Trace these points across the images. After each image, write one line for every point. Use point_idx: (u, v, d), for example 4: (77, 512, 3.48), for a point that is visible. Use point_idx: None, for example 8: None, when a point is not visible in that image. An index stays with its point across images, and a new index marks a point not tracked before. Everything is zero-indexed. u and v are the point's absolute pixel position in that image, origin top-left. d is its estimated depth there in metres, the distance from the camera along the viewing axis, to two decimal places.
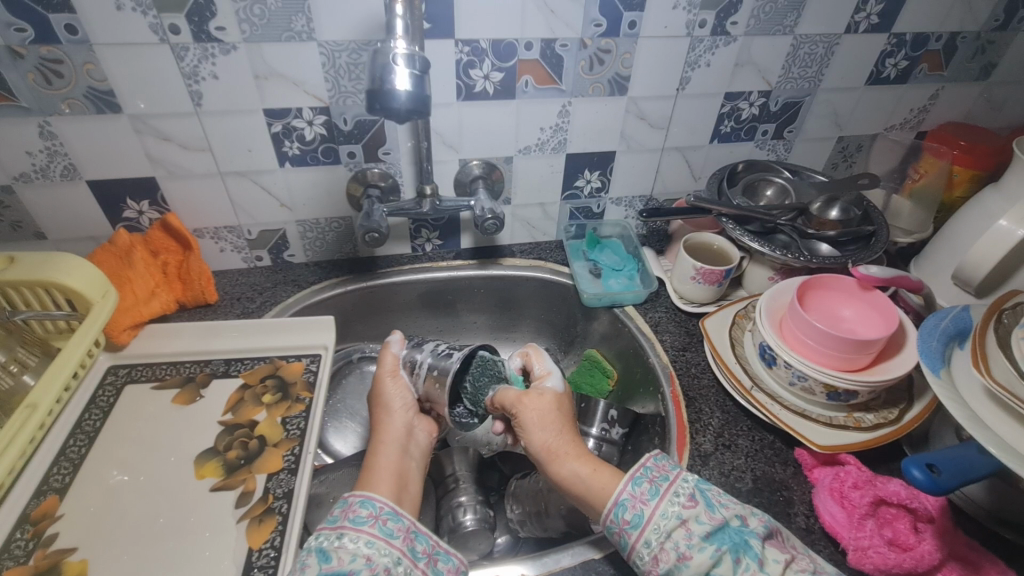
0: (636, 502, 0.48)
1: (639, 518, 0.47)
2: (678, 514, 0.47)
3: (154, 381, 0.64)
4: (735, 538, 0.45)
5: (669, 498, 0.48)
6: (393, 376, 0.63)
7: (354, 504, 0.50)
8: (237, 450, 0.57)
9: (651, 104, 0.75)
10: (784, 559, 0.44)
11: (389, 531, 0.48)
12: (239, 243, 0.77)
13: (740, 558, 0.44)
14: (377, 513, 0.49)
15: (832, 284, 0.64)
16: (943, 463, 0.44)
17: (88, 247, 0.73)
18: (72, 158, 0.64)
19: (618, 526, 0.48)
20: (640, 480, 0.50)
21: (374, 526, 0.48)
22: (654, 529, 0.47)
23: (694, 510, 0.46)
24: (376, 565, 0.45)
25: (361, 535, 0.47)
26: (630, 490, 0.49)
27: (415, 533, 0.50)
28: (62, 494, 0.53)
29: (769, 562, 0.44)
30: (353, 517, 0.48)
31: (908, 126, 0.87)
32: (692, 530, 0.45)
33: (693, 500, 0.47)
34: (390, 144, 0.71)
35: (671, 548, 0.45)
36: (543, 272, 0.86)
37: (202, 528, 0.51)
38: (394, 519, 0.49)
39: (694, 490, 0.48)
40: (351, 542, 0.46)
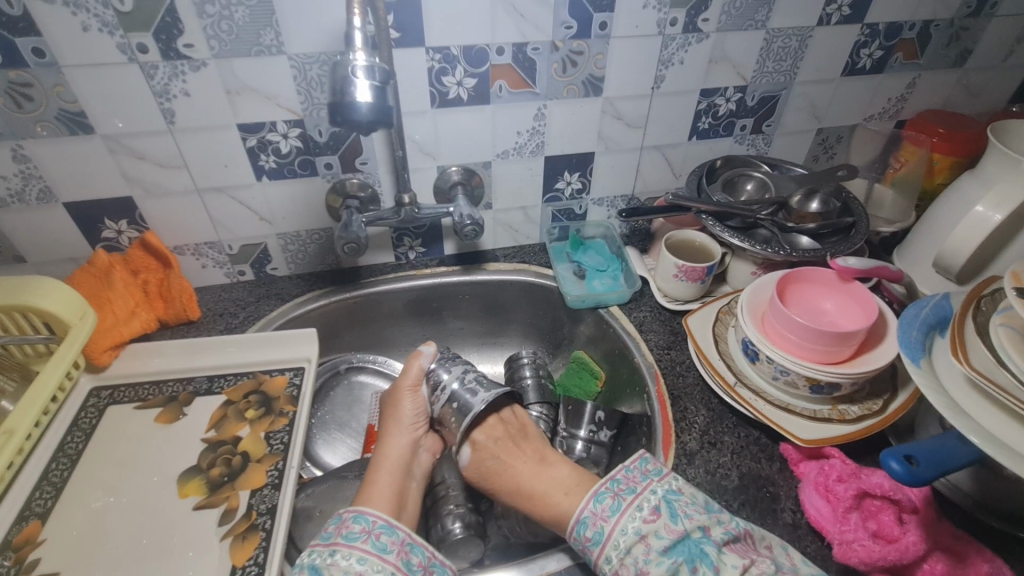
0: (597, 520, 0.51)
1: (600, 535, 0.50)
2: (637, 530, 0.48)
3: (136, 401, 0.64)
4: (692, 549, 0.46)
5: (629, 513, 0.50)
6: (413, 390, 0.63)
7: (348, 521, 0.50)
8: (220, 467, 0.57)
9: (627, 103, 0.75)
10: (744, 564, 0.45)
11: (382, 546, 0.48)
12: (220, 259, 0.77)
13: (696, 568, 0.46)
14: (370, 527, 0.49)
15: (812, 277, 0.64)
16: (921, 454, 0.44)
17: (68, 268, 0.73)
18: (47, 181, 0.64)
19: (580, 543, 0.51)
20: (601, 498, 0.52)
21: (367, 542, 0.48)
22: (615, 545, 0.49)
23: (654, 526, 0.48)
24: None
25: (353, 551, 0.47)
26: (592, 508, 0.51)
27: (411, 546, 0.50)
28: (43, 519, 0.52)
29: (726, 568, 0.45)
30: (346, 534, 0.49)
31: (887, 115, 0.87)
32: (650, 545, 0.47)
33: (654, 514, 0.49)
34: (367, 154, 0.71)
35: (631, 563, 0.48)
36: (527, 275, 0.86)
37: (186, 547, 0.51)
38: (388, 533, 0.49)
39: (658, 502, 0.49)
40: (343, 559, 0.47)
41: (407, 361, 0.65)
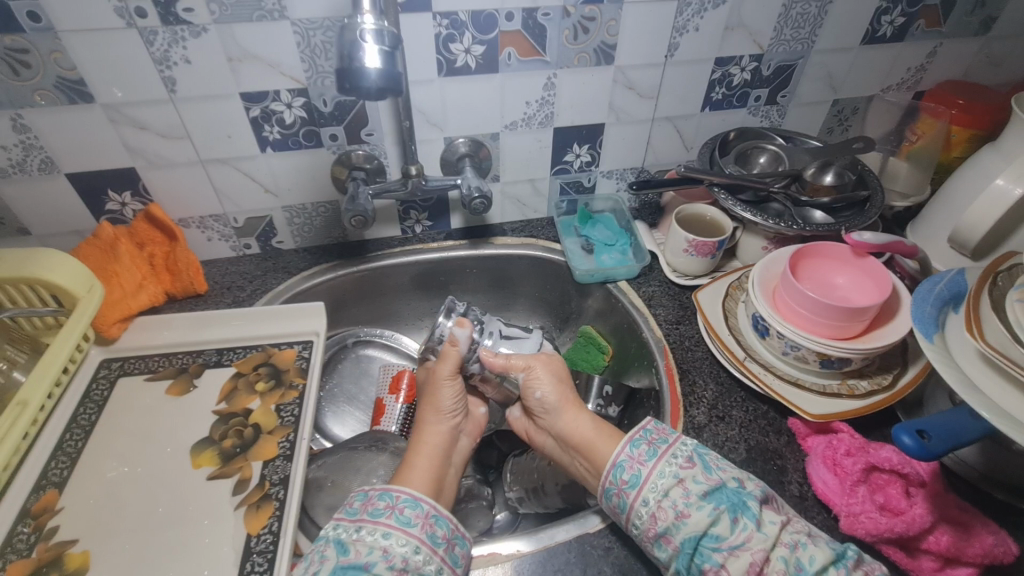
0: (633, 463, 0.50)
1: (638, 479, 0.49)
2: (675, 474, 0.48)
3: (147, 373, 0.64)
4: (733, 499, 0.46)
5: (667, 458, 0.49)
6: (452, 379, 0.59)
7: (374, 497, 0.50)
8: (232, 439, 0.58)
9: (640, 73, 0.73)
10: (781, 521, 0.45)
11: (407, 520, 0.48)
12: (226, 232, 0.76)
13: (738, 517, 0.45)
14: (394, 503, 0.49)
15: (825, 251, 0.63)
16: (934, 429, 0.44)
17: (73, 241, 0.72)
18: (48, 151, 0.63)
19: (616, 487, 0.50)
20: (637, 442, 0.51)
21: (391, 516, 0.48)
22: (652, 488, 0.48)
23: (691, 472, 0.48)
24: (393, 557, 0.45)
25: (378, 527, 0.47)
26: (628, 452, 0.51)
27: (436, 518, 0.49)
28: (60, 488, 0.53)
29: (766, 522, 0.45)
30: (373, 510, 0.48)
31: (905, 86, 0.85)
32: (689, 489, 0.47)
33: (691, 462, 0.49)
34: (372, 124, 0.70)
35: (669, 506, 0.47)
36: (536, 249, 0.85)
37: (201, 516, 0.52)
38: (412, 507, 0.49)
39: (691, 453, 0.50)
40: (368, 535, 0.46)
41: (443, 346, 0.59)
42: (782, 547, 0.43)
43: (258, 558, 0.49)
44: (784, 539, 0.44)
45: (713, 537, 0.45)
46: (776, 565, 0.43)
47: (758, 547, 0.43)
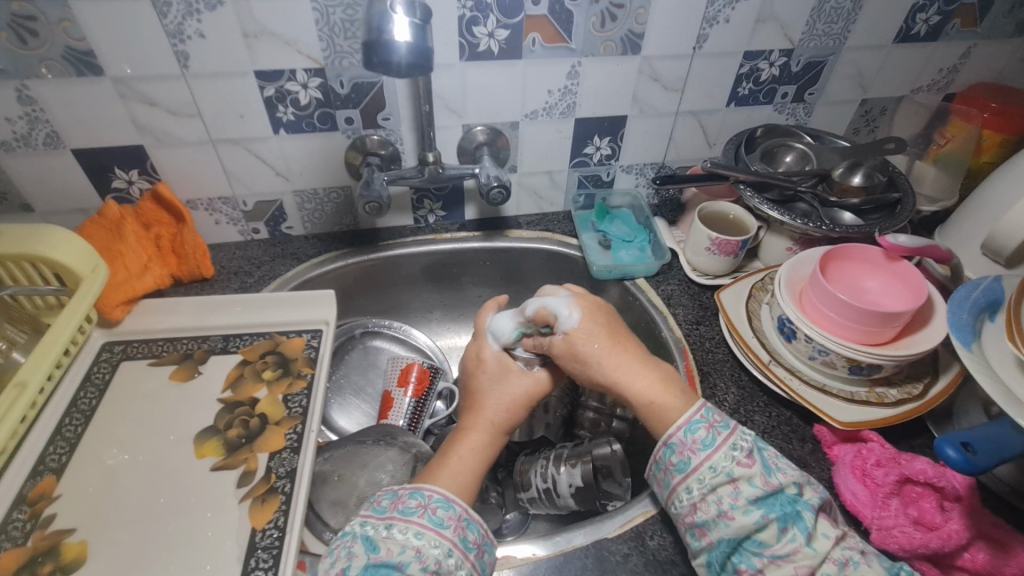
0: (685, 449, 0.48)
1: (686, 465, 0.47)
2: (728, 472, 0.46)
3: (150, 357, 0.62)
4: (787, 508, 0.44)
5: (723, 451, 0.47)
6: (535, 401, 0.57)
7: (404, 496, 0.47)
8: (237, 429, 0.56)
9: (666, 64, 0.71)
10: (835, 536, 0.44)
11: (439, 521, 0.46)
12: (235, 215, 0.74)
13: (788, 527, 0.43)
14: (426, 502, 0.47)
15: (856, 253, 0.61)
16: (978, 441, 0.41)
17: (77, 220, 0.70)
18: (54, 125, 0.61)
19: (664, 465, 0.49)
20: (695, 428, 0.48)
21: (423, 516, 0.46)
22: (699, 479, 0.46)
23: (748, 471, 0.45)
24: (426, 558, 0.43)
25: (410, 525, 0.45)
26: (681, 436, 0.48)
27: (467, 522, 0.47)
28: (58, 474, 0.51)
29: (818, 537, 0.43)
30: (403, 508, 0.46)
31: (936, 87, 0.83)
32: (740, 491, 0.45)
33: (751, 460, 0.46)
34: (390, 108, 0.68)
35: (713, 501, 0.45)
36: (551, 243, 0.83)
37: (204, 508, 0.49)
38: (444, 507, 0.47)
39: (751, 448, 0.47)
40: (400, 533, 0.45)
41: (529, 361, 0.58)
42: (831, 563, 0.42)
43: (262, 554, 0.47)
44: (835, 556, 0.43)
45: (756, 542, 0.44)
46: None
47: (803, 562, 0.42)
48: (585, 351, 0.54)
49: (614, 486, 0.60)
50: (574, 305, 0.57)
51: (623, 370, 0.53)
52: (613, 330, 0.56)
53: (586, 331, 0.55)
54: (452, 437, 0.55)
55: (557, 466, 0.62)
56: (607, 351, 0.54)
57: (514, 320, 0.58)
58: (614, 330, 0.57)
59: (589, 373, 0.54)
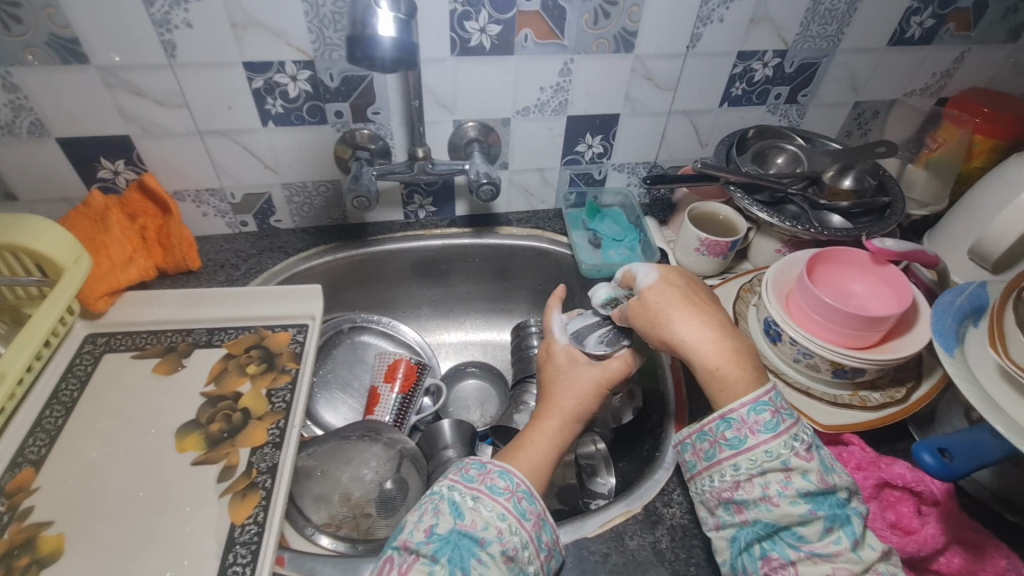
0: (743, 427, 0.47)
1: (740, 443, 0.46)
2: (784, 461, 0.45)
3: (133, 350, 0.61)
4: (837, 510, 0.43)
5: (784, 439, 0.45)
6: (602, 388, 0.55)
7: (493, 472, 0.48)
8: (220, 423, 0.55)
9: (659, 63, 0.70)
10: (880, 549, 0.43)
11: (522, 509, 0.46)
12: (222, 207, 0.74)
13: (834, 529, 0.43)
14: (514, 487, 0.47)
15: (843, 257, 0.61)
16: (956, 447, 0.42)
17: (62, 209, 0.69)
18: (39, 113, 0.60)
19: (714, 436, 0.48)
20: (760, 408, 0.46)
21: (510, 500, 0.46)
22: (751, 459, 0.46)
23: (805, 464, 0.45)
24: (506, 541, 0.43)
25: (497, 505, 0.45)
26: (743, 413, 0.47)
27: (543, 521, 0.47)
28: (38, 466, 0.51)
29: (864, 545, 0.43)
30: (491, 485, 0.47)
31: (929, 91, 0.83)
32: (792, 482, 0.44)
33: (810, 455, 0.45)
34: (380, 102, 0.67)
35: (760, 485, 0.45)
36: (541, 241, 0.82)
37: (183, 502, 0.49)
38: (529, 499, 0.46)
39: (812, 443, 0.46)
40: (486, 509, 0.45)
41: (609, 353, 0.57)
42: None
43: (240, 549, 0.47)
44: (878, 568, 0.42)
45: (795, 534, 0.44)
46: None
47: (843, 565, 0.42)
48: (658, 310, 0.52)
49: (599, 483, 0.64)
50: (654, 266, 0.56)
51: (692, 331, 0.51)
52: (691, 293, 0.54)
53: (661, 294, 0.53)
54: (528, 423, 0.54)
55: None
56: (677, 313, 0.52)
57: (610, 286, 0.59)
58: (691, 292, 0.54)
59: (655, 330, 0.52)
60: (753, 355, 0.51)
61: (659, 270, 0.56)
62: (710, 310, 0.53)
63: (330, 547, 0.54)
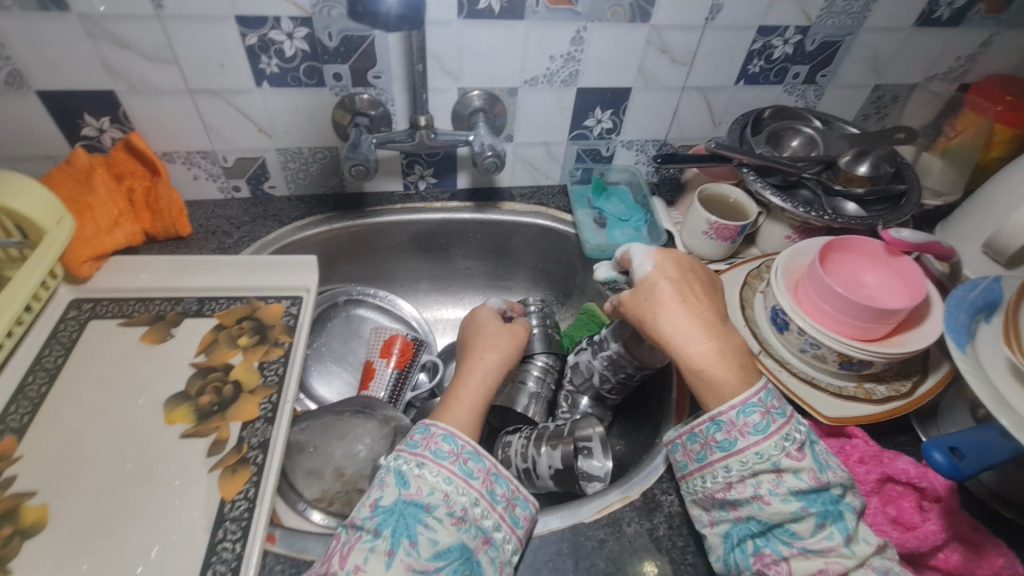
0: (733, 429, 0.45)
1: (731, 445, 0.45)
2: (774, 462, 0.43)
3: (120, 317, 0.59)
4: (829, 506, 0.42)
5: (774, 440, 0.44)
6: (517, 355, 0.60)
7: (436, 435, 0.47)
8: (209, 395, 0.54)
9: (675, 35, 0.67)
10: (875, 543, 0.42)
11: (468, 471, 0.45)
12: (214, 171, 0.71)
13: (826, 524, 0.42)
14: (458, 450, 0.46)
15: (857, 245, 0.59)
16: (966, 446, 0.41)
17: (44, 167, 0.66)
18: (17, 64, 0.56)
19: (703, 439, 0.46)
20: (749, 410, 0.45)
21: (454, 463, 0.45)
22: (741, 461, 0.44)
23: (796, 464, 0.43)
24: (453, 504, 0.43)
25: (441, 470, 0.44)
26: (732, 415, 0.45)
27: (496, 476, 0.47)
28: (20, 435, 0.49)
29: (858, 540, 0.42)
30: (434, 450, 0.45)
31: (952, 76, 0.80)
32: (783, 481, 0.43)
33: (801, 454, 0.44)
34: (381, 66, 0.63)
35: (751, 484, 0.44)
36: (544, 218, 0.80)
37: (171, 476, 0.48)
38: (475, 459, 0.46)
39: (804, 441, 0.44)
40: (431, 474, 0.44)
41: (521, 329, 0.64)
42: (868, 570, 0.41)
43: (230, 525, 0.46)
44: (873, 562, 0.41)
45: (788, 531, 0.42)
46: None
47: (836, 560, 0.41)
48: (646, 305, 0.50)
49: (594, 465, 0.60)
50: (655, 254, 0.53)
51: (683, 328, 0.48)
52: (685, 287, 0.51)
53: (651, 287, 0.51)
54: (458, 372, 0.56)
55: (538, 445, 0.61)
56: (664, 312, 0.49)
57: (611, 266, 0.60)
58: (688, 287, 0.51)
59: (646, 323, 0.50)
60: (744, 356, 0.48)
61: (658, 260, 0.52)
62: (703, 307, 0.50)
63: (322, 523, 0.53)
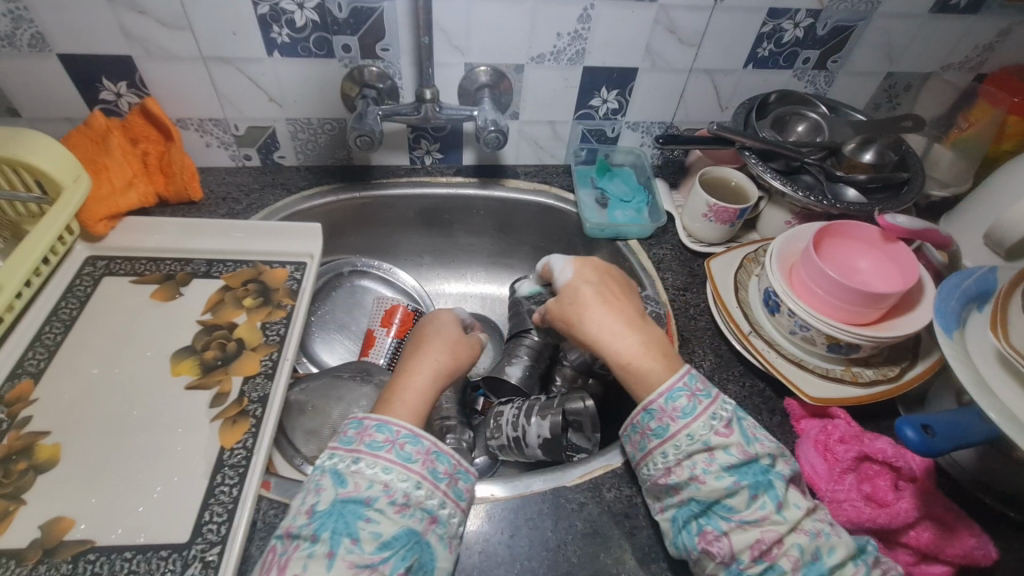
0: (664, 415, 0.47)
1: (664, 431, 0.47)
2: (705, 440, 0.45)
3: (132, 275, 0.62)
4: (759, 476, 0.44)
5: (702, 420, 0.46)
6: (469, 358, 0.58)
7: (370, 427, 0.46)
8: (214, 351, 0.56)
9: (684, 15, 0.67)
10: (806, 506, 0.43)
11: (407, 455, 0.44)
12: (226, 139, 0.72)
13: (758, 495, 0.43)
14: (394, 437, 0.45)
15: (853, 231, 0.59)
16: (940, 425, 0.41)
17: (64, 129, 0.69)
18: (39, 26, 0.58)
19: (641, 429, 0.48)
20: (676, 395, 0.47)
21: (391, 451, 0.44)
22: (675, 445, 0.46)
23: (725, 440, 0.45)
24: (394, 492, 0.43)
25: (378, 460, 0.44)
26: (661, 402, 0.47)
27: (438, 454, 0.45)
28: (36, 379, 0.52)
29: (789, 506, 0.43)
30: (369, 442, 0.45)
31: (968, 66, 0.78)
32: (715, 458, 0.44)
33: (729, 430, 0.45)
34: (389, 39, 0.64)
35: (688, 466, 0.45)
36: (547, 197, 0.81)
37: (175, 424, 0.51)
38: (413, 442, 0.45)
39: (731, 417, 0.46)
40: (368, 467, 0.43)
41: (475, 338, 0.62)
42: (800, 534, 0.42)
43: (229, 471, 0.48)
44: (805, 526, 0.42)
45: (726, 506, 0.43)
46: (789, 549, 0.41)
47: (771, 528, 0.42)
48: (571, 308, 0.54)
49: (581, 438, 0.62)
50: (572, 261, 0.58)
51: (605, 326, 0.52)
52: (604, 289, 0.55)
53: (573, 291, 0.55)
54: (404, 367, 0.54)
55: (529, 416, 0.62)
56: (588, 312, 0.53)
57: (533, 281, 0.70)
58: (607, 286, 0.55)
59: (574, 327, 0.54)
60: (666, 345, 0.52)
61: (575, 264, 0.57)
62: (623, 305, 0.54)
63: None
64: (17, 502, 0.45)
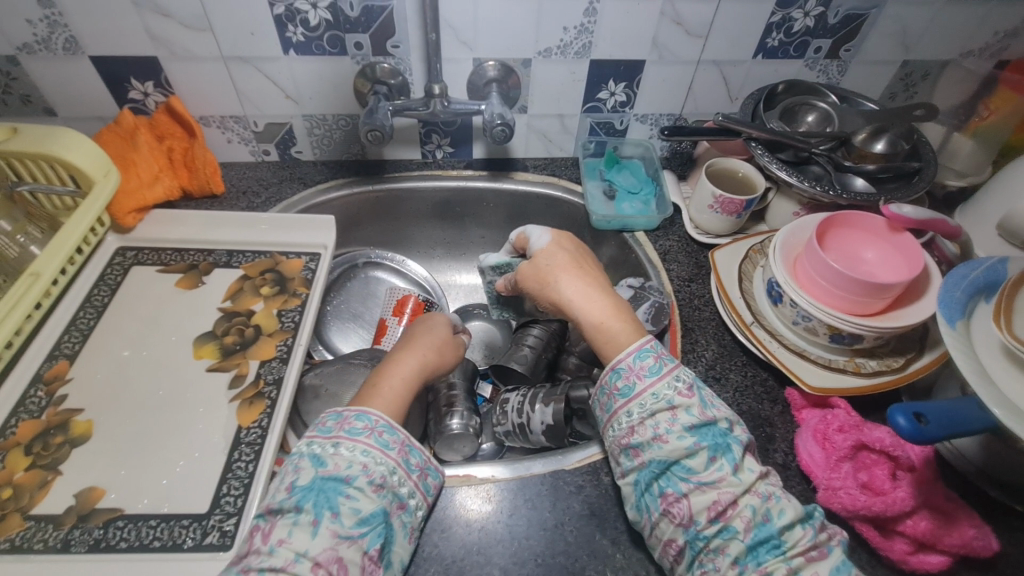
0: (631, 374, 0.49)
1: (630, 390, 0.49)
2: (669, 400, 0.47)
3: (159, 265, 0.65)
4: (718, 439, 0.46)
5: (667, 380, 0.48)
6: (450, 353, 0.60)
7: (350, 417, 0.47)
8: (233, 336, 0.59)
9: (690, 6, 0.67)
10: (760, 471, 0.45)
11: (385, 442, 0.46)
12: (246, 135, 0.76)
13: (717, 457, 0.45)
14: (372, 425, 0.47)
15: (858, 222, 0.59)
16: (935, 414, 0.41)
17: (96, 127, 0.73)
18: (73, 30, 0.62)
19: (608, 389, 0.50)
20: (643, 355, 0.50)
21: (370, 437, 0.46)
22: (640, 403, 0.48)
23: (687, 401, 0.47)
24: (373, 473, 0.44)
25: (357, 444, 0.45)
26: (629, 362, 0.49)
27: (410, 447, 0.47)
28: (71, 360, 0.56)
29: (745, 469, 0.45)
30: (349, 429, 0.46)
31: (989, 52, 0.76)
32: (677, 418, 0.46)
33: (691, 392, 0.48)
34: (399, 36, 0.66)
35: (650, 425, 0.47)
36: (555, 189, 0.82)
37: (197, 404, 0.54)
38: (390, 432, 0.47)
39: (693, 382, 0.49)
40: (346, 451, 0.44)
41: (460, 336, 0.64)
42: (753, 496, 0.44)
43: (245, 448, 0.51)
44: (758, 489, 0.44)
45: (685, 467, 0.45)
46: (742, 511, 0.43)
47: (727, 490, 0.44)
48: (547, 271, 0.57)
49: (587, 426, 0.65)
50: (548, 229, 0.61)
51: (578, 290, 0.55)
52: (579, 256, 0.58)
53: (550, 256, 0.58)
54: (381, 368, 0.55)
55: (533, 403, 0.64)
56: (564, 274, 0.56)
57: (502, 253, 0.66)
58: (580, 255, 0.59)
59: (547, 289, 0.56)
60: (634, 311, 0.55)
61: (553, 233, 0.60)
62: (594, 272, 0.57)
63: None
64: (54, 472, 0.49)
